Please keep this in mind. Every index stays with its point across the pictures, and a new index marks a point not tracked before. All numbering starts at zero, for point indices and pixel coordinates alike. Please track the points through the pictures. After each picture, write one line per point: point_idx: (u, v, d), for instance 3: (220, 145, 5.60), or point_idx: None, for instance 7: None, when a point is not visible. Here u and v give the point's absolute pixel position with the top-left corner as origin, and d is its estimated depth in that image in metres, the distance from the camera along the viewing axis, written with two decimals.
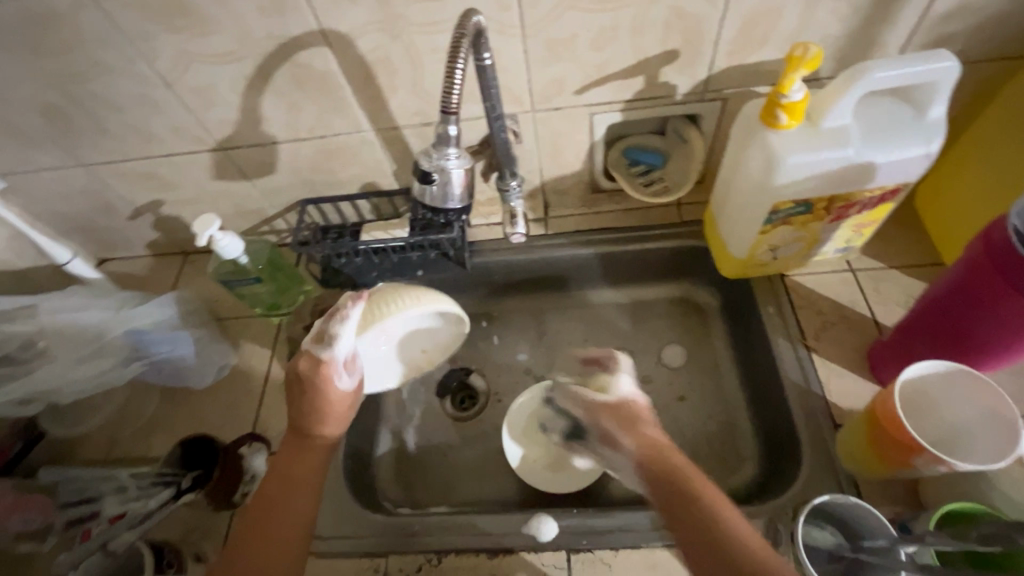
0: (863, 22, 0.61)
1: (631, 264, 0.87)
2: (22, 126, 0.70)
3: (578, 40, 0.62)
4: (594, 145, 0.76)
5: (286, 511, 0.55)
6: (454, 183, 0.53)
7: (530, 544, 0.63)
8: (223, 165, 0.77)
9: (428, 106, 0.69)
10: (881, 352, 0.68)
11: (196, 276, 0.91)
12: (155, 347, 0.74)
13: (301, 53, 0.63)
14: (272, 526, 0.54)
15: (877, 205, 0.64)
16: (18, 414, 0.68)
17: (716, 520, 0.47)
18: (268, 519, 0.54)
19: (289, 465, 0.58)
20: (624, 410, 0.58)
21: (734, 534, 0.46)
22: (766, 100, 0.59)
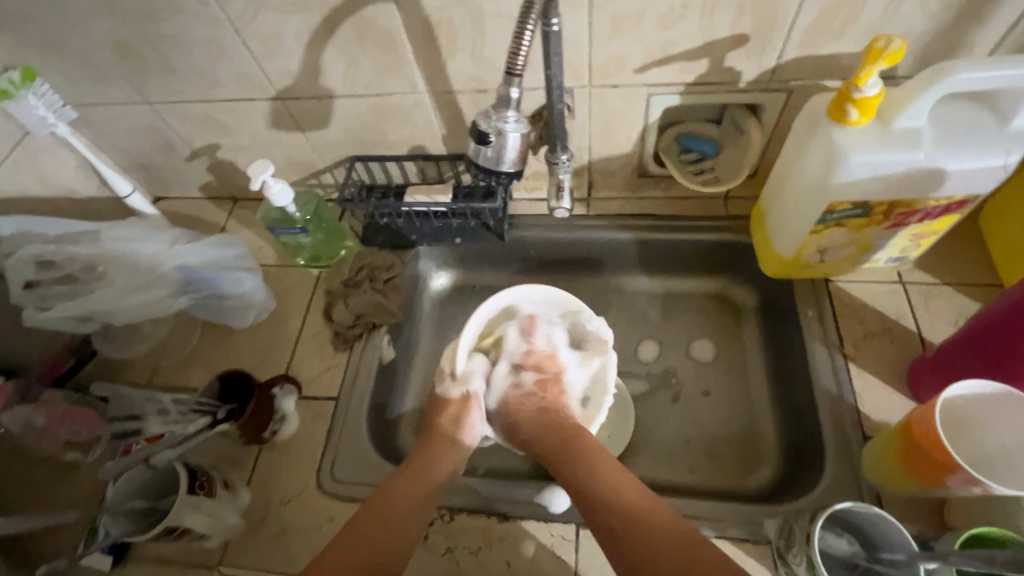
0: (951, 20, 0.57)
1: (670, 253, 0.86)
2: (96, 60, 0.73)
3: (646, 16, 0.60)
4: (647, 127, 0.74)
5: (389, 528, 0.60)
6: (509, 149, 0.53)
7: (540, 512, 0.65)
8: (279, 115, 0.79)
9: (486, 72, 0.69)
10: (924, 369, 0.65)
11: (244, 222, 0.94)
12: (206, 282, 0.78)
13: (367, 8, 0.63)
14: (375, 537, 0.59)
15: (939, 215, 0.62)
16: (77, 329, 0.72)
17: (588, 466, 0.62)
18: (365, 532, 0.59)
19: (399, 486, 0.62)
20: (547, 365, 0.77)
21: (597, 482, 0.60)
22: (836, 94, 0.56)
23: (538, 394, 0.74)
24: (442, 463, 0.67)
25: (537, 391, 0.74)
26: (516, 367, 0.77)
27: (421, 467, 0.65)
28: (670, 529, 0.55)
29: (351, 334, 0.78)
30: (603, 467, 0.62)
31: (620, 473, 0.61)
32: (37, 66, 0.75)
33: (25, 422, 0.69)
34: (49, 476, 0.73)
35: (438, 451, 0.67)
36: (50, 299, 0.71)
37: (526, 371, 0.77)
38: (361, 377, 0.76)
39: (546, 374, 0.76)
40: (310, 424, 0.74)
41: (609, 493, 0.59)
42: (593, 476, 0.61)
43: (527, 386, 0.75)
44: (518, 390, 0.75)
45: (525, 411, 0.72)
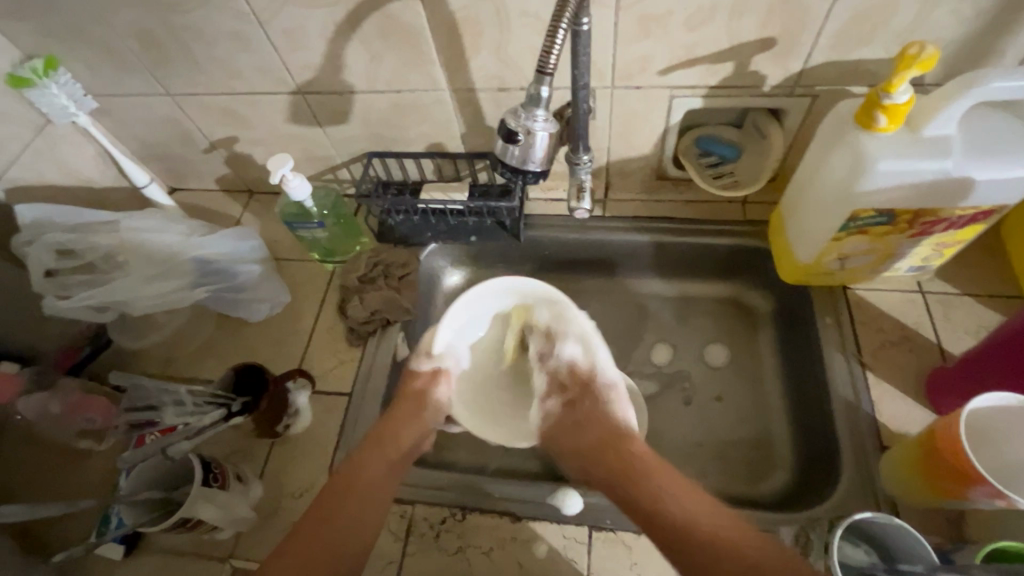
0: (983, 27, 0.57)
1: (686, 256, 0.85)
2: (119, 50, 0.73)
3: (673, 17, 0.60)
4: (668, 129, 0.74)
5: (360, 499, 0.60)
6: (537, 147, 0.52)
7: (552, 513, 0.64)
8: (299, 109, 0.79)
9: (508, 70, 0.69)
10: (944, 380, 0.65)
11: (259, 215, 0.95)
12: (222, 275, 0.78)
13: (393, 4, 0.63)
14: (346, 508, 0.59)
15: (965, 225, 0.61)
16: (94, 319, 0.72)
17: (640, 473, 0.59)
18: (337, 508, 0.59)
19: (366, 459, 0.62)
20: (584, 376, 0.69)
21: (659, 488, 0.58)
22: (865, 100, 0.56)
23: (567, 415, 0.68)
24: (407, 431, 0.66)
25: (569, 412, 0.68)
26: (542, 398, 0.70)
27: (386, 438, 0.64)
28: (722, 539, 0.52)
29: (366, 330, 0.78)
30: (657, 478, 0.58)
31: (676, 480, 0.58)
32: (60, 55, 0.75)
33: (41, 409, 0.70)
34: (64, 463, 0.74)
35: (404, 421, 0.66)
36: (68, 287, 0.71)
37: (550, 399, 0.70)
38: (374, 373, 0.76)
39: (571, 396, 0.69)
40: (323, 419, 0.74)
41: (663, 504, 0.56)
42: (655, 483, 0.58)
43: (557, 413, 0.69)
44: (545, 417, 0.70)
45: (563, 432, 0.67)
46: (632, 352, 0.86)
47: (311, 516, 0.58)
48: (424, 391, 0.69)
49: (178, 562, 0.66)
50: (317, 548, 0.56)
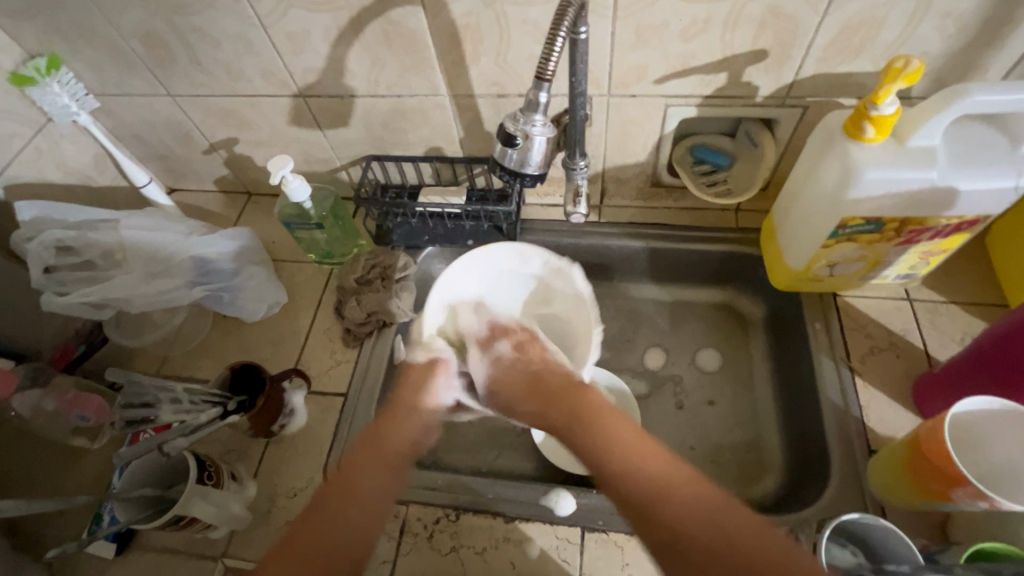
0: (967, 43, 0.59)
1: (680, 263, 0.87)
2: (123, 50, 0.74)
3: (669, 28, 0.62)
4: (663, 137, 0.75)
5: (364, 505, 0.57)
6: (535, 151, 0.53)
7: (545, 514, 0.65)
8: (300, 111, 0.80)
9: (507, 77, 0.70)
10: (931, 386, 0.66)
11: (258, 216, 0.95)
12: (218, 275, 0.79)
13: (395, 10, 0.64)
14: (346, 508, 0.56)
15: (950, 233, 0.63)
16: (92, 316, 0.72)
17: (589, 424, 0.59)
18: (337, 504, 0.56)
19: (366, 460, 0.60)
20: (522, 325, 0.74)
21: (624, 448, 0.54)
22: (853, 111, 0.58)
23: (518, 358, 0.71)
24: (410, 425, 0.65)
25: (519, 356, 0.71)
26: (483, 344, 0.74)
27: (389, 430, 0.64)
28: (694, 508, 0.48)
29: (363, 331, 0.79)
30: (619, 433, 0.56)
31: (639, 443, 0.55)
32: (64, 54, 0.76)
33: (34, 406, 0.70)
34: (58, 462, 0.73)
35: (403, 420, 0.65)
36: (67, 284, 0.71)
37: (495, 343, 0.73)
38: (370, 374, 0.76)
39: (518, 337, 0.73)
40: (319, 419, 0.74)
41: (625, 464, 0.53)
42: (619, 453, 0.54)
43: (508, 357, 0.71)
44: (495, 361, 0.72)
45: (514, 376, 0.69)
46: (627, 357, 0.86)
47: (307, 520, 0.55)
48: (427, 377, 0.70)
49: (171, 561, 0.66)
50: (319, 546, 0.53)
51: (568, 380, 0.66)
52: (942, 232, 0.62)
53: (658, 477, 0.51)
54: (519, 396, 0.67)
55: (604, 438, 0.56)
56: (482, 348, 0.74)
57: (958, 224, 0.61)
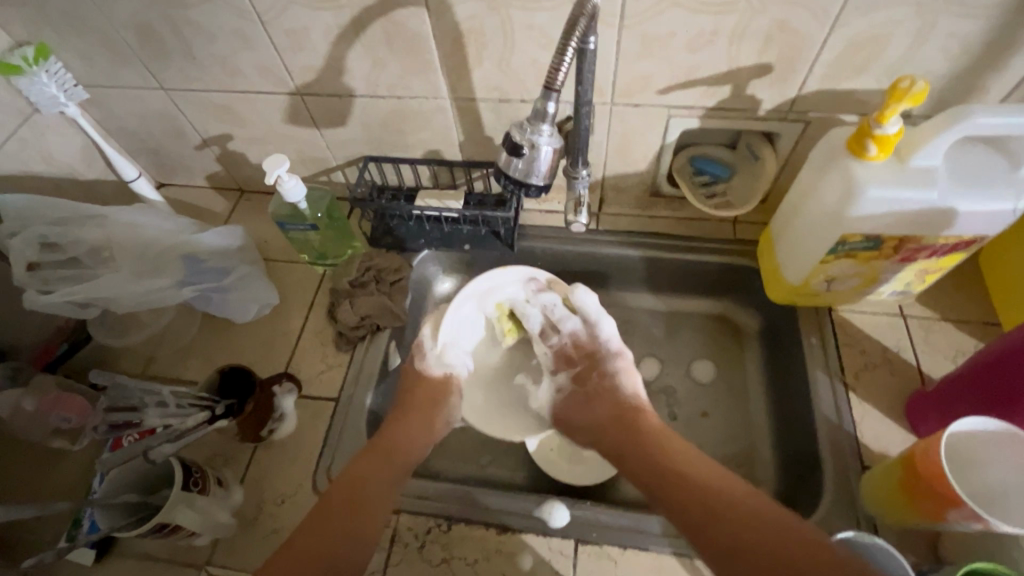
0: (969, 64, 0.59)
1: (677, 273, 0.86)
2: (116, 42, 0.72)
3: (676, 39, 0.61)
4: (664, 147, 0.75)
5: (366, 510, 0.61)
6: (542, 161, 0.53)
7: (539, 524, 0.64)
8: (297, 110, 0.78)
9: (510, 82, 0.69)
10: (924, 404, 0.66)
11: (250, 214, 0.93)
12: (208, 275, 0.76)
13: (399, 11, 0.63)
14: (348, 521, 0.60)
15: (947, 253, 0.63)
16: (77, 315, 0.70)
17: (660, 446, 0.66)
18: (334, 518, 0.60)
19: (371, 472, 0.63)
20: (588, 347, 0.78)
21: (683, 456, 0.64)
22: (856, 129, 0.58)
23: (578, 390, 0.78)
24: (413, 446, 0.69)
25: (580, 387, 0.78)
26: (551, 372, 0.80)
27: (393, 453, 0.66)
28: (746, 503, 0.57)
29: (356, 336, 0.77)
30: (678, 448, 0.65)
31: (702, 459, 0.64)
32: (53, 43, 0.74)
33: (14, 407, 0.68)
34: (35, 463, 0.71)
35: (409, 427, 0.69)
36: (52, 282, 0.69)
37: (560, 373, 0.79)
38: (362, 379, 0.74)
39: (577, 367, 0.79)
40: (308, 424, 0.73)
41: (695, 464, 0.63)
42: (669, 455, 0.65)
43: (567, 395, 0.78)
44: (557, 391, 0.79)
45: (576, 408, 0.76)
46: None
47: (307, 528, 0.59)
48: (439, 390, 0.74)
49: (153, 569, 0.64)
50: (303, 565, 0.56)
51: (629, 403, 0.73)
52: (932, 253, 0.63)
53: (721, 489, 0.59)
54: (592, 422, 0.73)
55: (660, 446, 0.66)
56: (550, 372, 0.80)
57: (949, 245, 0.61)
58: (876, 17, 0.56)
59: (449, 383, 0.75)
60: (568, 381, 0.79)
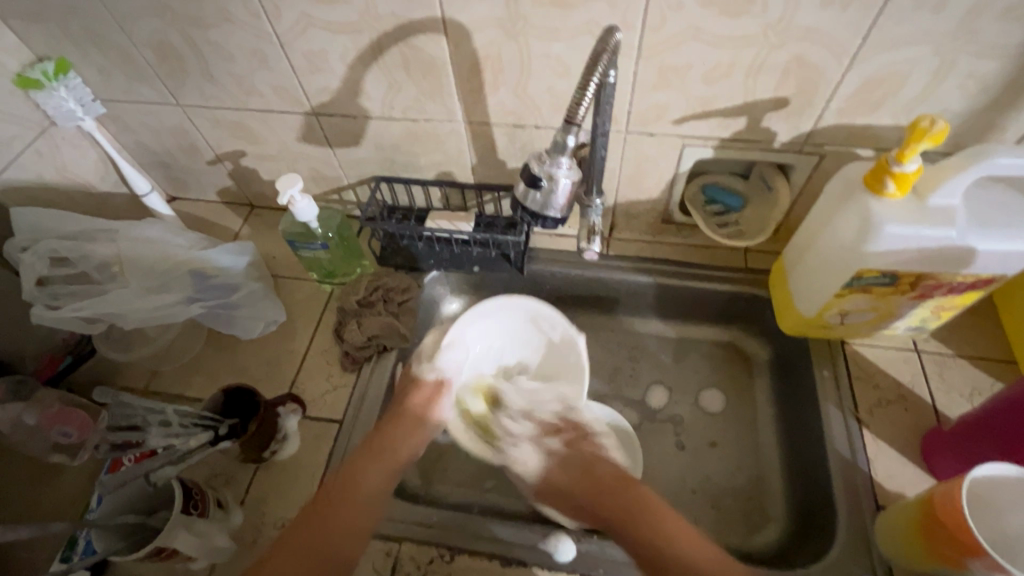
0: (987, 104, 0.59)
1: (686, 301, 0.86)
2: (136, 59, 0.73)
3: (692, 72, 0.61)
4: (677, 176, 0.75)
5: (360, 506, 0.62)
6: (559, 192, 0.52)
7: (544, 558, 0.62)
8: (312, 129, 0.79)
9: (526, 108, 0.69)
10: (940, 444, 0.65)
11: (260, 230, 0.93)
12: (216, 293, 0.76)
13: (418, 36, 0.63)
14: (335, 519, 0.60)
15: (964, 291, 0.62)
16: (83, 330, 0.69)
17: (657, 512, 0.61)
18: (326, 517, 0.60)
19: (359, 467, 0.64)
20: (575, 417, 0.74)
21: (669, 525, 0.59)
22: (874, 166, 0.58)
23: (570, 454, 0.70)
24: (407, 442, 0.68)
25: (571, 451, 0.71)
26: (537, 438, 0.73)
27: (383, 448, 0.66)
28: None
29: (362, 357, 0.76)
30: (670, 523, 0.59)
31: (692, 538, 0.58)
32: (72, 59, 0.74)
33: (14, 421, 0.67)
34: (34, 479, 0.70)
35: (410, 429, 0.69)
36: (60, 298, 0.68)
37: (548, 438, 0.73)
38: (366, 402, 0.73)
39: (567, 433, 0.73)
40: (312, 446, 0.72)
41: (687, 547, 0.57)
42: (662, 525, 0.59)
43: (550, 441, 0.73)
44: (546, 454, 0.71)
45: (569, 471, 0.68)
46: (630, 395, 0.85)
47: (297, 524, 0.60)
48: (431, 398, 0.72)
49: None
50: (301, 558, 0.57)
51: (612, 475, 0.66)
52: (948, 291, 0.62)
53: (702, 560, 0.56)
54: (581, 494, 0.66)
55: (644, 507, 0.62)
56: (530, 441, 0.73)
57: (968, 283, 0.61)
58: (895, 55, 0.56)
59: (440, 388, 0.73)
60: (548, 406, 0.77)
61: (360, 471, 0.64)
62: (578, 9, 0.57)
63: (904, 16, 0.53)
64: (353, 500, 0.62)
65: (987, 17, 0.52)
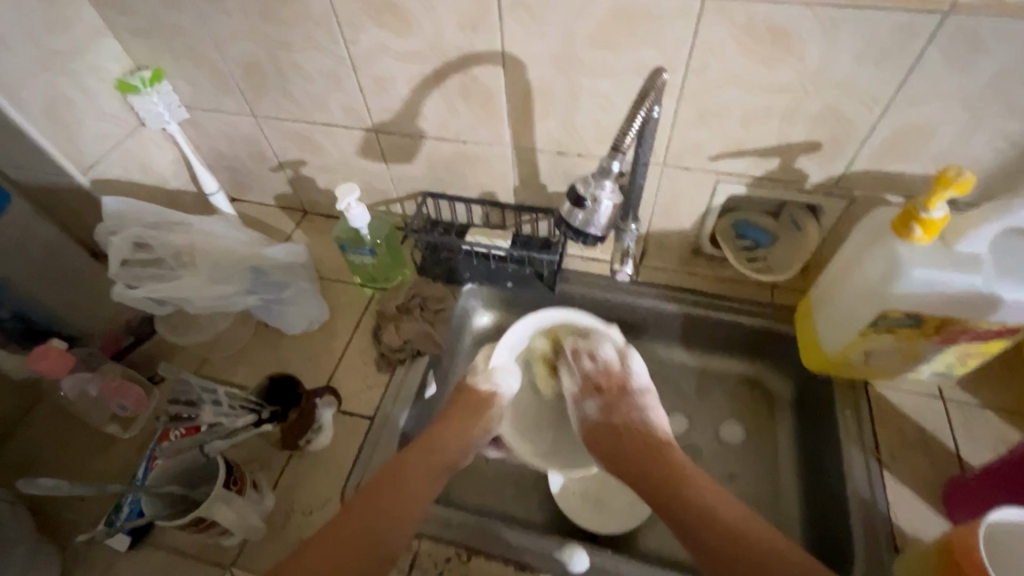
0: (1016, 160, 0.61)
1: (712, 331, 0.88)
2: (222, 73, 0.81)
3: (729, 113, 0.66)
4: (710, 210, 0.79)
5: (402, 499, 0.64)
6: (601, 213, 0.56)
7: (558, 567, 0.64)
8: (370, 145, 0.85)
9: (570, 137, 0.75)
10: (963, 491, 0.65)
11: (310, 234, 1.00)
12: (271, 286, 0.82)
13: (477, 67, 0.69)
14: (378, 521, 0.61)
15: (989, 339, 0.63)
16: (153, 311, 0.75)
17: (682, 474, 0.65)
18: (369, 513, 0.62)
19: (411, 465, 0.66)
20: (618, 378, 0.77)
21: (715, 506, 0.61)
22: (901, 211, 0.60)
23: (603, 420, 0.74)
24: (450, 446, 0.70)
25: (607, 417, 0.74)
26: (577, 399, 0.77)
27: (434, 448, 0.69)
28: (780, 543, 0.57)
29: (396, 358, 0.81)
30: (706, 495, 0.63)
31: (719, 497, 0.62)
32: (167, 70, 0.83)
33: (79, 390, 0.71)
34: (88, 448, 0.76)
35: (456, 433, 0.71)
36: (138, 279, 0.75)
37: (587, 401, 0.76)
38: (398, 402, 0.77)
39: (609, 397, 0.76)
40: (343, 439, 0.76)
41: (723, 520, 0.60)
42: (696, 486, 0.63)
43: (593, 414, 0.75)
44: (584, 418, 0.75)
45: (602, 437, 0.73)
46: None
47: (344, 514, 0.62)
48: (480, 404, 0.74)
49: (180, 566, 0.66)
50: (339, 548, 0.59)
51: (651, 440, 0.70)
52: (972, 338, 0.64)
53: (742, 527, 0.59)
54: (614, 454, 0.70)
55: (682, 477, 0.65)
56: (573, 403, 0.77)
57: (993, 331, 0.62)
58: (927, 109, 0.59)
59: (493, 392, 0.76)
60: (589, 405, 0.76)
61: (411, 469, 0.66)
62: (627, 51, 0.63)
63: (935, 73, 0.56)
64: (398, 500, 0.63)
65: (1016, 79, 0.55)
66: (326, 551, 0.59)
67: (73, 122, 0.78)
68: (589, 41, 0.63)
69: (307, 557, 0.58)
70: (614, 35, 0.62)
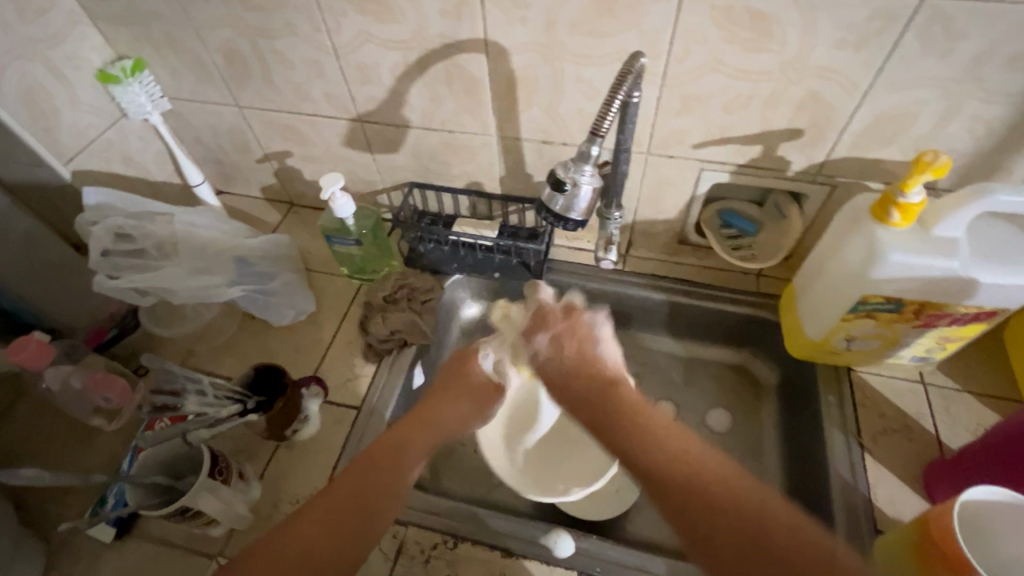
0: (993, 145, 0.62)
1: (698, 320, 0.88)
2: (204, 63, 0.80)
3: (711, 100, 0.66)
4: (694, 198, 0.79)
5: (402, 468, 0.57)
6: (581, 198, 0.57)
7: (544, 552, 0.65)
8: (355, 135, 0.85)
9: (554, 126, 0.75)
10: (942, 473, 0.66)
11: (297, 226, 1.00)
12: (255, 277, 0.82)
13: (460, 55, 0.69)
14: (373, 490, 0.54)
15: (968, 322, 0.64)
16: (135, 302, 0.74)
17: (644, 420, 0.50)
18: (363, 479, 0.55)
19: (410, 432, 0.60)
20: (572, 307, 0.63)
21: (649, 452, 0.47)
22: (881, 196, 0.61)
23: (557, 357, 0.59)
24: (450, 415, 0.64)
25: (556, 353, 0.59)
26: (528, 335, 0.63)
27: (432, 416, 0.63)
28: (742, 491, 0.43)
29: (384, 348, 0.81)
30: (654, 421, 0.50)
31: (687, 439, 0.48)
32: (148, 59, 0.82)
33: (63, 382, 0.72)
34: (73, 441, 0.75)
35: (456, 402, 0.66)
36: (120, 270, 0.74)
37: (537, 336, 0.62)
38: (385, 392, 0.77)
39: (555, 328, 0.61)
40: (331, 429, 0.76)
41: (660, 448, 0.47)
42: (654, 436, 0.48)
43: (545, 351, 0.60)
44: (533, 359, 0.61)
45: (558, 371, 0.58)
46: None
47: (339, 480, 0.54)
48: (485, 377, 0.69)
49: (166, 555, 0.66)
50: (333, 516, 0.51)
51: (608, 376, 0.56)
52: (948, 321, 0.64)
53: (710, 475, 0.44)
54: (577, 399, 0.55)
55: (637, 410, 0.52)
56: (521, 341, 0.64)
57: (972, 315, 0.63)
58: (905, 95, 0.60)
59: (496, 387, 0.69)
60: (539, 340, 0.61)
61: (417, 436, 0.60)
62: (609, 38, 0.63)
63: (912, 59, 0.57)
64: (402, 466, 0.57)
65: (991, 65, 0.55)
66: (317, 516, 0.51)
67: (53, 112, 0.77)
68: (571, 29, 0.63)
69: (294, 528, 0.50)
70: (595, 22, 0.62)
